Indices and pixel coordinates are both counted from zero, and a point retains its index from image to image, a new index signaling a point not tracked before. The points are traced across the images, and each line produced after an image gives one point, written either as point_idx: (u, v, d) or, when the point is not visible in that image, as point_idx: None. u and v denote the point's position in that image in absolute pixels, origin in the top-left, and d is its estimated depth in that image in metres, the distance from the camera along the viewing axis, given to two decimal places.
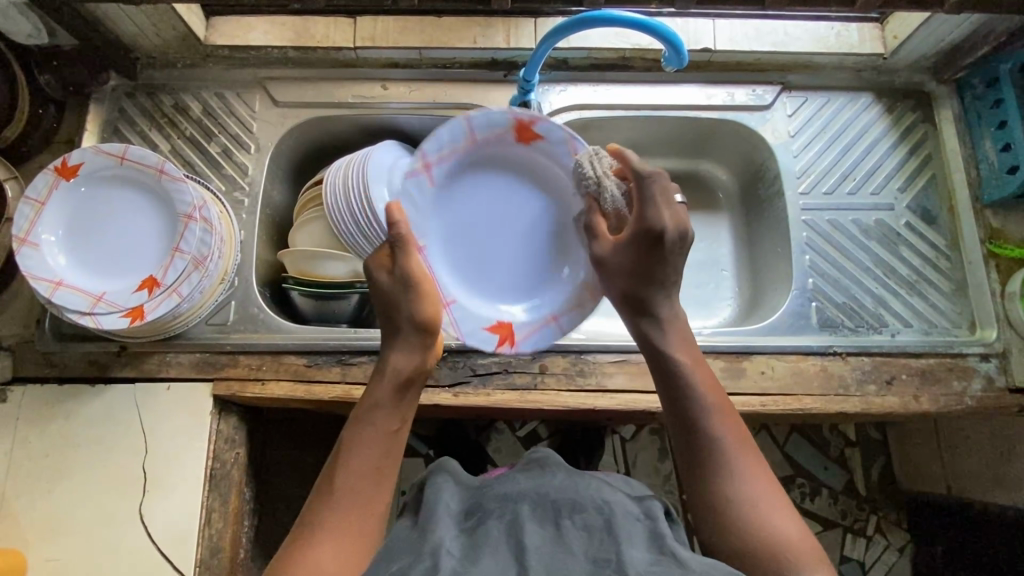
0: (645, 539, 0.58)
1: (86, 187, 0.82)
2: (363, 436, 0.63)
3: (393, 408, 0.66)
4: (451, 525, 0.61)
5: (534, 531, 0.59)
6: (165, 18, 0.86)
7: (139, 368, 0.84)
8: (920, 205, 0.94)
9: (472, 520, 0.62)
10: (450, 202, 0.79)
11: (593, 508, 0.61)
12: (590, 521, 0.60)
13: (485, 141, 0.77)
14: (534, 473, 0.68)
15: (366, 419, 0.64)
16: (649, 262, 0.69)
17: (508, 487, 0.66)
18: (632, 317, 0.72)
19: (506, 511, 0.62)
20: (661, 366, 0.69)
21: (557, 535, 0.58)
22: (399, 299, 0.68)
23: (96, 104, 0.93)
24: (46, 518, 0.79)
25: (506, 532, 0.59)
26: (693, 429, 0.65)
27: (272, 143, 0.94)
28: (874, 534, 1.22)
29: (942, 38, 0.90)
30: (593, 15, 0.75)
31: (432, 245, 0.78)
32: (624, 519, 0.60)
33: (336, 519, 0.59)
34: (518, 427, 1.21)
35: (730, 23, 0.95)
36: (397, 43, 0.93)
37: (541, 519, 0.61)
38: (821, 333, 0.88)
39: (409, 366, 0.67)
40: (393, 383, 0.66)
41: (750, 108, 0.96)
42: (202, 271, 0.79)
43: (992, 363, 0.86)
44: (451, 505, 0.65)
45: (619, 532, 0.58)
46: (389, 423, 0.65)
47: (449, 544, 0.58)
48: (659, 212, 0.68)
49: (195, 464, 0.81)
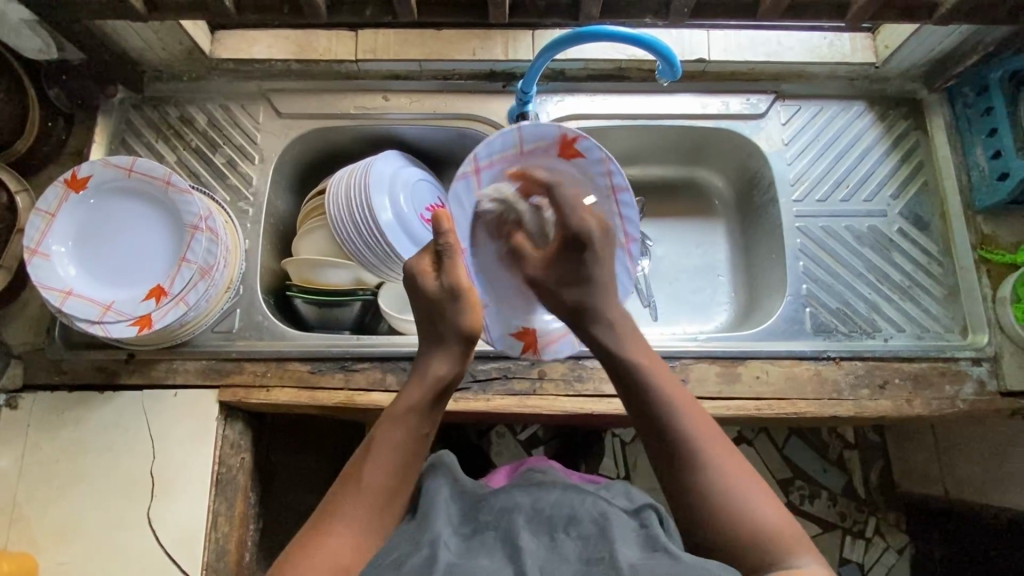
0: (640, 542, 0.61)
1: (95, 199, 0.84)
2: (397, 431, 0.65)
3: (427, 410, 0.67)
4: (448, 527, 0.63)
5: (530, 541, 0.60)
6: (171, 33, 0.88)
7: (146, 375, 0.86)
8: (912, 211, 0.96)
9: (468, 527, 0.65)
10: (493, 204, 0.77)
11: (588, 520, 0.63)
12: (586, 530, 0.62)
13: (531, 151, 0.73)
14: (531, 487, 0.69)
15: (399, 419, 0.65)
16: (575, 266, 0.73)
17: (503, 499, 0.67)
18: (582, 324, 0.72)
19: (501, 522, 0.64)
20: (618, 367, 0.69)
21: (553, 546, 0.60)
22: (445, 308, 0.68)
23: (103, 116, 0.95)
24: (56, 522, 0.81)
25: (501, 542, 0.61)
26: (657, 428, 0.65)
27: (276, 154, 0.96)
28: (873, 536, 1.24)
29: (933, 47, 0.92)
30: (589, 31, 0.77)
31: (472, 249, 0.78)
32: (621, 526, 0.62)
33: (356, 512, 0.60)
34: (519, 431, 1.23)
35: (724, 33, 0.97)
36: (398, 56, 0.95)
37: (536, 531, 0.62)
38: (816, 338, 0.90)
39: (446, 374, 0.68)
40: (431, 388, 0.67)
41: (745, 116, 0.98)
42: (209, 280, 0.81)
43: (984, 367, 0.88)
44: (450, 510, 0.67)
45: (614, 535, 0.60)
46: (419, 427, 0.66)
47: (445, 537, 0.61)
48: (580, 213, 0.71)
49: (201, 469, 0.83)
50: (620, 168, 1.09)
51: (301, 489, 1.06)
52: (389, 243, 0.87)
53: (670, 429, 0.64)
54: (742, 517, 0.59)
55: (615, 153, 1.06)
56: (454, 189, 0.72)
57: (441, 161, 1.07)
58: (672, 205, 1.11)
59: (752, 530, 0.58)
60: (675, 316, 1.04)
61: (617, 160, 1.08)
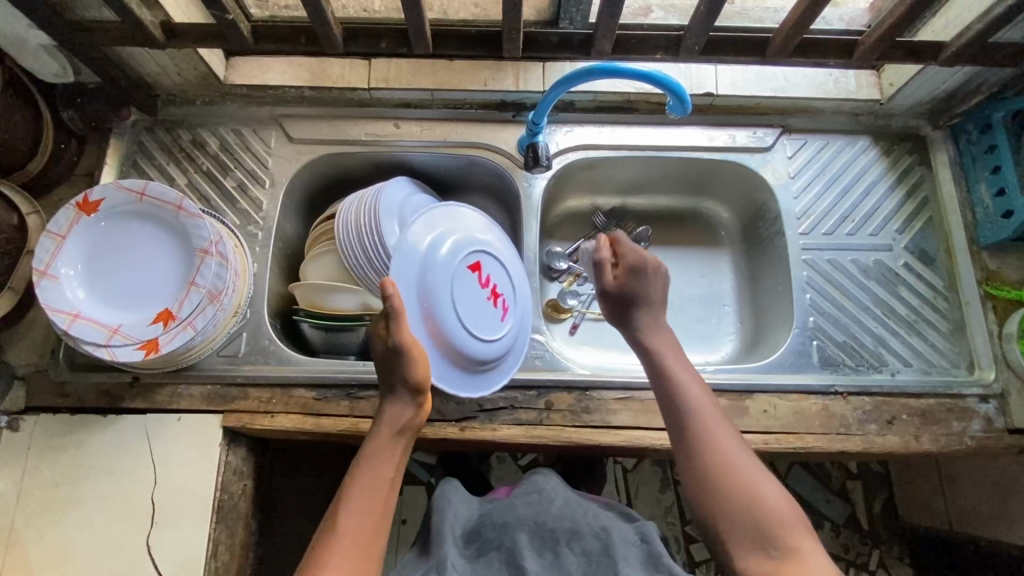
0: (642, 560, 0.68)
1: (105, 222, 0.84)
2: (362, 479, 0.65)
3: (391, 452, 0.67)
4: (454, 547, 0.70)
5: (534, 558, 0.67)
6: (187, 59, 0.89)
7: (151, 399, 0.85)
8: (917, 246, 0.96)
9: (473, 546, 0.71)
10: (464, 247, 0.83)
11: (591, 535, 0.70)
12: (588, 548, 0.69)
13: (449, 218, 0.83)
14: (532, 500, 0.75)
15: (365, 465, 0.66)
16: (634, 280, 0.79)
17: (505, 514, 0.73)
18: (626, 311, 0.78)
19: (505, 540, 0.70)
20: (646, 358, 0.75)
21: (557, 561, 0.67)
22: (391, 366, 0.69)
23: (116, 138, 0.96)
24: (54, 549, 0.79)
25: (505, 560, 0.68)
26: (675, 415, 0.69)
27: (286, 179, 0.96)
28: (876, 568, 1.22)
29: (937, 86, 0.93)
30: (603, 67, 0.79)
31: (492, 278, 0.85)
32: (622, 544, 0.69)
33: (339, 560, 0.59)
34: (519, 457, 1.20)
35: (731, 68, 0.98)
36: (410, 84, 0.96)
37: (540, 547, 0.69)
38: (822, 371, 0.90)
39: (402, 417, 0.69)
40: (389, 432, 0.68)
41: (751, 149, 0.99)
42: (217, 305, 0.81)
43: (991, 404, 0.88)
44: (456, 527, 0.73)
45: (616, 553, 0.67)
46: (384, 472, 0.66)
47: (454, 560, 0.67)
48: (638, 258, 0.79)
49: (203, 495, 0.82)
50: (625, 198, 1.11)
51: (299, 515, 1.05)
52: None
53: (680, 412, 0.69)
54: (759, 507, 0.61)
55: (621, 182, 1.07)
56: (481, 224, 0.86)
57: (450, 186, 1.07)
58: (677, 235, 1.12)
59: (767, 529, 0.60)
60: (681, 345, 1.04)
61: (624, 190, 1.09)
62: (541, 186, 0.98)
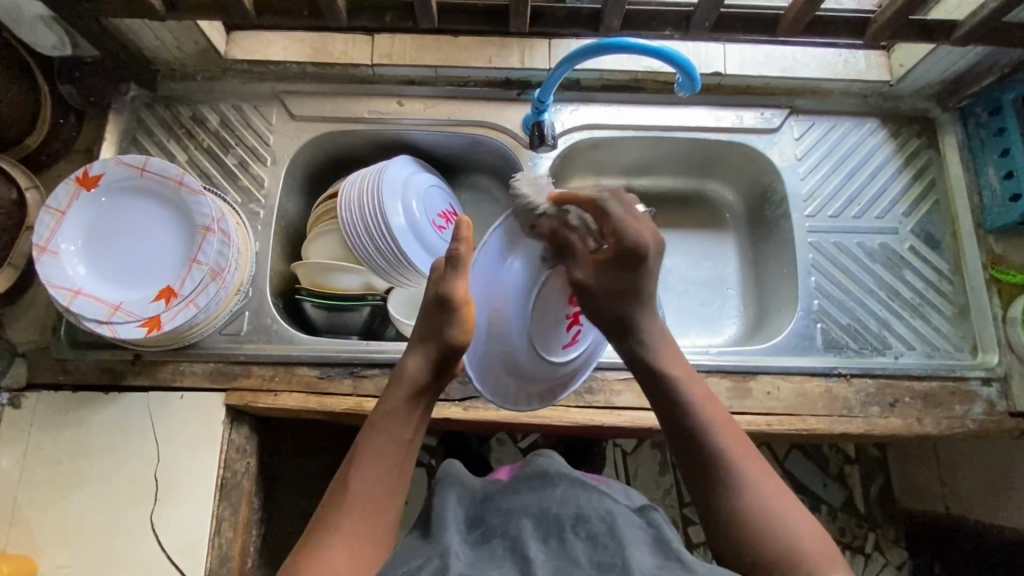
0: (650, 545, 0.63)
1: (106, 197, 0.83)
2: (376, 440, 0.66)
3: (407, 414, 0.68)
4: (457, 534, 0.66)
5: (537, 546, 0.62)
6: (187, 33, 0.88)
7: (152, 376, 0.85)
8: (923, 229, 0.96)
9: (476, 533, 0.67)
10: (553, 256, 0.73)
11: (596, 518, 0.65)
12: (594, 531, 0.63)
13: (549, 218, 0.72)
14: (537, 486, 0.71)
15: (380, 427, 0.66)
16: (622, 280, 0.68)
17: (510, 501, 0.70)
18: (623, 335, 0.70)
19: (509, 527, 0.66)
20: (656, 385, 0.69)
21: (562, 548, 0.62)
22: (435, 316, 0.66)
23: (115, 114, 0.94)
24: (58, 524, 0.80)
25: (507, 547, 0.63)
26: (690, 443, 0.65)
27: (288, 156, 0.95)
28: (872, 551, 1.23)
29: (948, 67, 0.92)
30: (611, 43, 0.77)
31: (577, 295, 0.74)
32: (628, 527, 0.64)
33: (348, 521, 0.60)
34: (519, 440, 1.20)
35: (740, 47, 0.96)
36: (414, 61, 0.95)
37: (544, 534, 0.64)
38: (826, 354, 0.90)
39: (421, 374, 0.68)
40: (406, 391, 0.68)
41: (759, 130, 0.98)
42: (220, 283, 0.80)
43: (994, 387, 0.88)
44: (457, 515, 0.70)
45: (623, 538, 0.62)
46: (399, 433, 0.67)
47: (456, 548, 0.62)
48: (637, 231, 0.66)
49: (206, 473, 0.82)
50: (630, 179, 1.09)
51: (301, 494, 1.05)
52: (399, 247, 0.86)
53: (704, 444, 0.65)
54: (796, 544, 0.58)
55: (626, 164, 1.06)
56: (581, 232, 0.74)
57: (453, 166, 1.06)
58: (682, 216, 1.11)
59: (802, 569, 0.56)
60: (683, 327, 1.04)
61: (629, 171, 1.08)
62: (545, 166, 0.96)
